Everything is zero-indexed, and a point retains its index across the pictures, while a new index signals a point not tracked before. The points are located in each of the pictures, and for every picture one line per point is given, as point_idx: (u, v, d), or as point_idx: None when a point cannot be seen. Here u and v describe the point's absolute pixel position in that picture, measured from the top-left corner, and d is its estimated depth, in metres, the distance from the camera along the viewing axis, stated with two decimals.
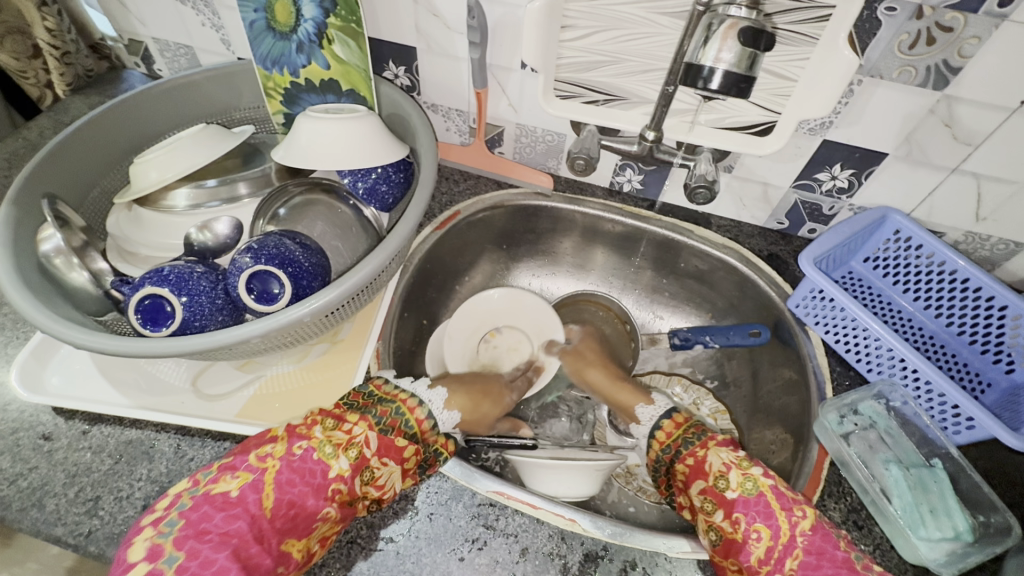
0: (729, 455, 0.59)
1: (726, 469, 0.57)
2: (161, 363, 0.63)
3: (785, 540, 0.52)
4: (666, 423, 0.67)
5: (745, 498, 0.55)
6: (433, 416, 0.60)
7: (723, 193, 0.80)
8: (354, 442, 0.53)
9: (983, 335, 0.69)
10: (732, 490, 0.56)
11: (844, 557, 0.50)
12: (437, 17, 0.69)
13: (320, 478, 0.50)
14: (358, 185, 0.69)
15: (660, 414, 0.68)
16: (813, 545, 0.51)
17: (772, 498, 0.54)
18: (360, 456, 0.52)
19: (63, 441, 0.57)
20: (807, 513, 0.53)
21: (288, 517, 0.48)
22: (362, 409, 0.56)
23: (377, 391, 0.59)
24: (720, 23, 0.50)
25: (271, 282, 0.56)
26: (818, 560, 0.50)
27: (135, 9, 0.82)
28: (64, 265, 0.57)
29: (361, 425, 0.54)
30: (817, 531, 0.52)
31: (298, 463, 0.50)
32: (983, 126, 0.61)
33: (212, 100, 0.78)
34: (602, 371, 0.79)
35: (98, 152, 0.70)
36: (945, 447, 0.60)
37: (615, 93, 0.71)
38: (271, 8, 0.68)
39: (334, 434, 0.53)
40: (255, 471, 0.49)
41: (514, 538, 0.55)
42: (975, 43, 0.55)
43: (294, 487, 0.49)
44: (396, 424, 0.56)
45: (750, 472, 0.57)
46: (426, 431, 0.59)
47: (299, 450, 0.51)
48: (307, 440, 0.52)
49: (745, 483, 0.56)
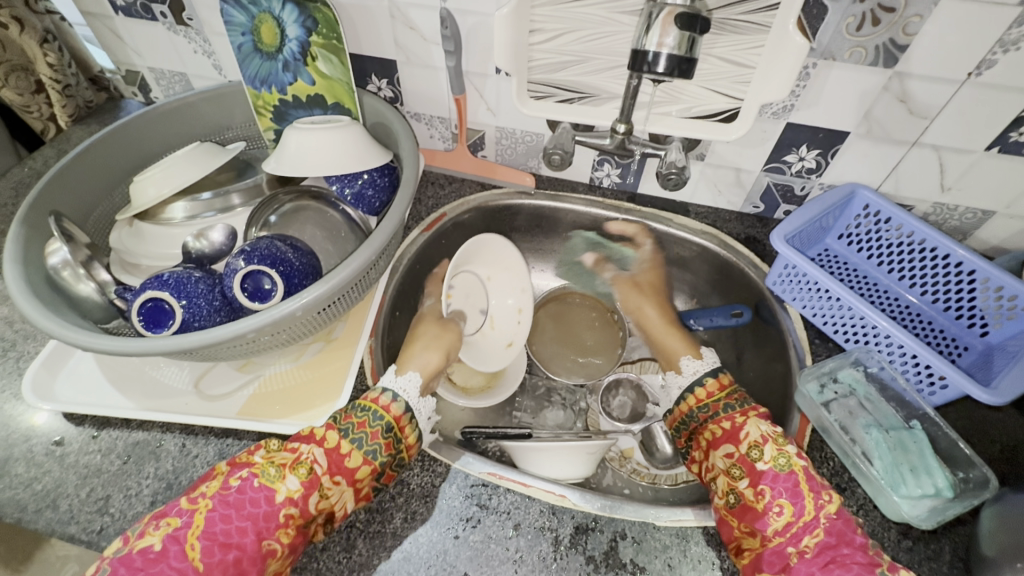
0: (768, 429, 0.59)
1: (763, 441, 0.58)
2: (165, 368, 0.66)
3: (806, 520, 0.53)
4: (711, 381, 0.66)
5: (776, 473, 0.56)
6: (409, 408, 0.60)
7: (698, 182, 0.83)
8: (301, 462, 0.54)
9: (956, 301, 0.71)
10: (763, 461, 0.57)
11: (862, 542, 0.51)
12: (414, 30, 0.73)
13: (266, 506, 0.50)
14: (345, 191, 0.72)
15: (705, 368, 0.68)
16: (833, 529, 0.52)
17: (802, 479, 0.55)
18: (309, 474, 0.53)
19: (75, 446, 0.60)
20: (833, 498, 0.54)
21: (227, 563, 0.48)
22: (331, 423, 0.57)
23: (341, 416, 0.58)
24: (659, 12, 0.53)
25: (263, 279, 0.59)
26: (837, 541, 0.51)
27: (132, 41, 0.87)
28: (72, 277, 0.61)
29: (311, 444, 0.55)
30: (839, 516, 0.53)
31: (232, 497, 0.50)
32: (937, 100, 0.64)
33: (205, 121, 0.83)
34: (656, 310, 0.84)
35: (99, 174, 0.74)
36: (922, 409, 0.62)
37: (586, 91, 0.74)
38: (257, 31, 0.73)
39: (279, 456, 0.54)
40: (184, 515, 0.49)
41: (507, 515, 0.57)
42: (917, 21, 0.58)
43: (228, 522, 0.49)
44: (362, 423, 0.57)
45: (785, 448, 0.57)
46: (404, 424, 0.59)
47: (238, 481, 0.52)
48: (249, 468, 0.53)
49: (779, 458, 0.57)
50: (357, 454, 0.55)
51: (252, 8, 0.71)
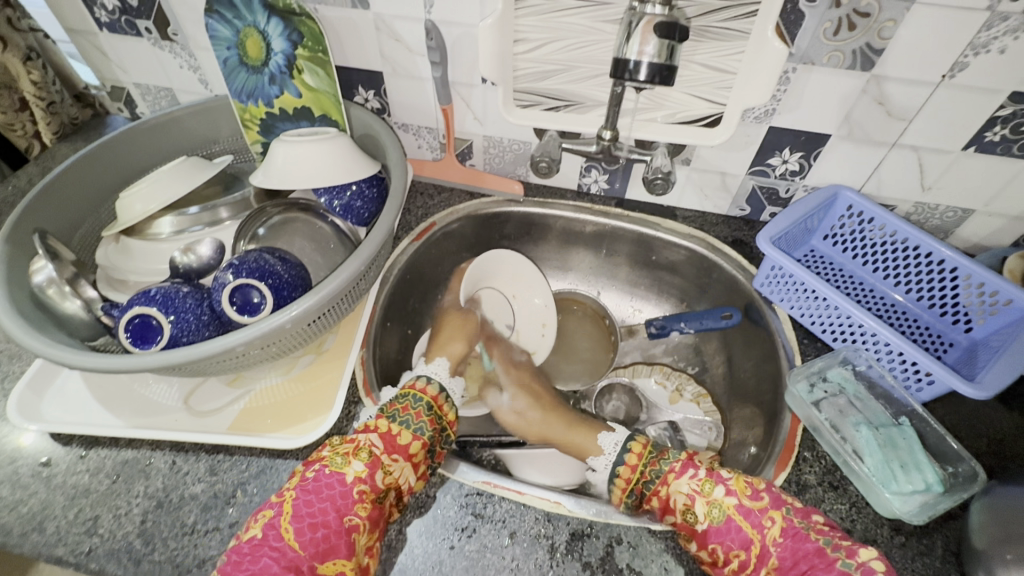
0: (691, 485, 0.56)
1: (690, 503, 0.55)
2: (154, 385, 0.66)
3: (758, 552, 0.52)
4: (623, 469, 0.61)
5: (716, 528, 0.53)
6: (443, 389, 0.65)
7: (685, 186, 0.84)
8: (362, 447, 0.56)
9: (940, 298, 0.72)
10: (701, 522, 0.54)
11: (817, 547, 0.50)
12: (400, 42, 0.73)
13: (341, 487, 0.52)
14: (334, 203, 0.72)
15: (623, 438, 0.65)
16: (785, 550, 0.51)
17: (741, 520, 0.53)
18: (371, 456, 0.55)
19: (62, 466, 0.59)
20: (775, 519, 0.53)
21: (318, 540, 0.50)
22: (380, 413, 0.60)
23: (388, 407, 0.61)
24: (639, 22, 0.54)
25: (251, 292, 0.59)
26: (796, 561, 0.50)
27: (117, 57, 0.87)
28: (57, 295, 0.60)
29: (366, 432, 0.57)
30: (787, 534, 0.52)
31: (311, 484, 0.53)
32: (913, 101, 0.65)
33: (191, 136, 0.82)
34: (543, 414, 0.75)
35: (84, 191, 0.74)
36: (909, 405, 0.63)
37: (572, 99, 0.75)
38: (242, 45, 0.73)
39: (342, 448, 0.56)
40: (274, 506, 0.52)
41: (502, 523, 0.57)
42: (892, 25, 0.59)
43: (311, 506, 0.51)
44: (407, 406, 0.61)
45: (714, 497, 0.55)
46: (442, 404, 0.64)
47: (313, 471, 0.54)
48: (319, 461, 0.55)
49: (712, 511, 0.54)
50: (408, 431, 0.58)
51: (237, 22, 0.71)
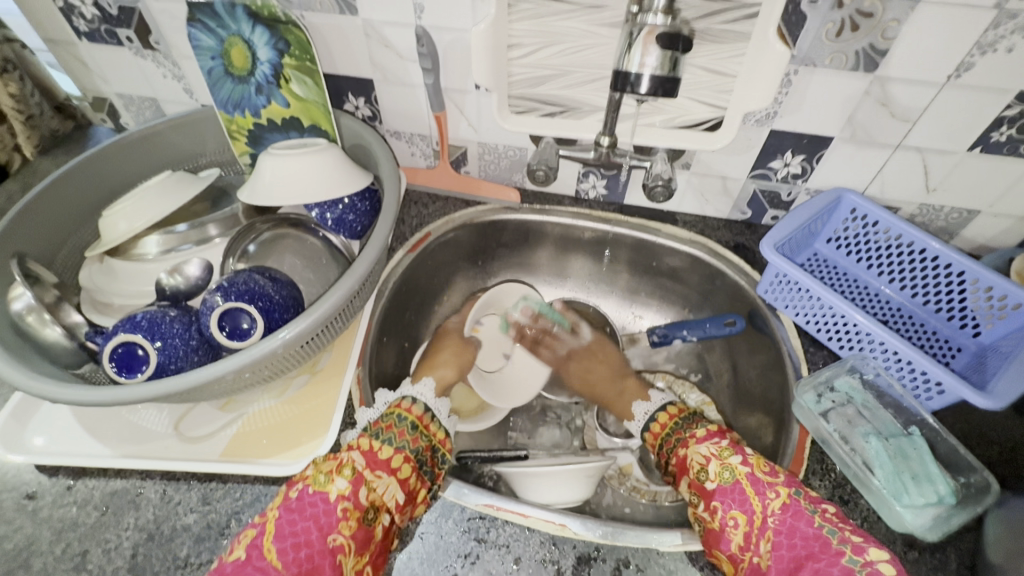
0: (710, 448, 0.60)
1: (706, 461, 0.60)
2: (143, 411, 0.63)
3: (758, 522, 0.54)
4: (655, 424, 0.70)
5: (722, 487, 0.57)
6: (429, 407, 0.64)
7: (685, 191, 0.82)
8: (345, 465, 0.55)
9: (947, 302, 0.71)
10: (711, 480, 0.58)
11: (816, 532, 0.51)
12: (390, 48, 0.71)
13: (324, 505, 0.52)
14: (326, 216, 0.69)
15: (654, 408, 0.72)
16: (783, 524, 0.53)
17: (747, 484, 0.56)
18: (354, 473, 0.55)
19: (47, 499, 0.57)
20: (780, 493, 0.54)
21: (301, 560, 0.50)
22: (363, 434, 0.59)
23: (374, 427, 0.60)
24: (639, 32, 0.52)
25: (241, 317, 0.57)
26: (790, 538, 0.52)
27: (97, 67, 0.84)
28: (37, 322, 0.58)
29: (348, 450, 0.57)
30: (788, 509, 0.53)
31: (294, 503, 0.52)
32: (918, 102, 0.64)
33: (176, 149, 0.80)
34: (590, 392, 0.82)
35: (65, 209, 0.71)
36: (919, 415, 0.62)
37: (568, 105, 0.73)
38: (226, 55, 0.71)
39: (325, 467, 0.55)
40: (257, 525, 0.51)
41: (506, 548, 0.55)
42: (895, 25, 0.58)
43: (295, 525, 0.51)
44: (391, 424, 0.60)
45: (729, 461, 0.58)
46: (427, 421, 0.63)
47: (296, 491, 0.53)
48: (302, 482, 0.54)
49: (723, 472, 0.58)
50: (391, 449, 0.58)
51: (221, 32, 0.69)
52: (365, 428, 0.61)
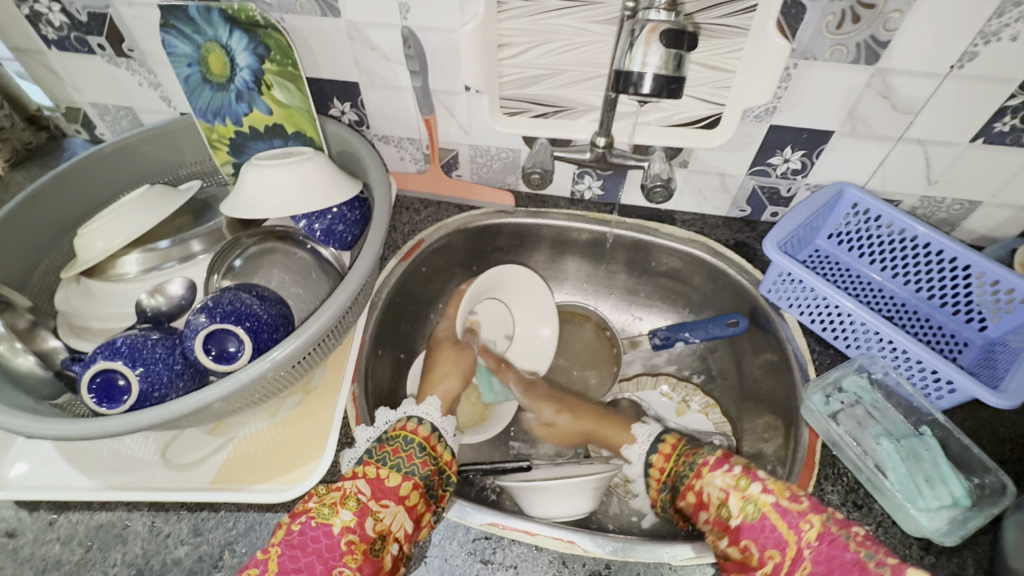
0: (726, 479, 0.56)
1: (725, 495, 0.55)
2: (128, 437, 0.60)
3: (793, 554, 0.50)
4: (656, 458, 0.65)
5: (749, 523, 0.53)
6: (436, 428, 0.61)
7: (683, 189, 0.80)
8: (349, 495, 0.52)
9: (952, 296, 0.70)
10: (734, 517, 0.54)
11: (853, 558, 0.47)
12: (375, 50, 0.68)
13: (327, 539, 0.49)
14: (314, 227, 0.65)
15: (658, 430, 0.68)
16: (820, 555, 0.49)
17: (777, 518, 0.52)
18: (359, 504, 0.52)
19: (29, 536, 0.55)
20: (813, 522, 0.50)
21: None
22: (368, 458, 0.56)
23: (377, 449, 0.57)
24: (641, 29, 0.50)
25: (227, 341, 0.54)
26: (828, 569, 0.48)
27: (68, 76, 0.80)
28: (7, 351, 0.55)
29: (352, 478, 0.54)
30: (824, 539, 0.49)
31: (297, 538, 0.50)
32: (920, 94, 0.62)
33: (154, 160, 0.77)
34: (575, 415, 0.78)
35: (37, 229, 0.68)
36: (930, 414, 0.60)
37: (562, 105, 0.71)
38: (204, 61, 0.68)
39: (328, 496, 0.53)
40: (259, 564, 0.49)
41: (514, 569, 0.53)
42: (898, 16, 0.56)
43: (299, 561, 0.48)
44: (395, 447, 0.57)
45: (750, 493, 0.54)
46: (434, 442, 0.61)
47: (299, 524, 0.51)
48: (306, 512, 0.52)
49: (746, 506, 0.54)
50: (399, 477, 0.55)
51: (197, 38, 0.66)
52: (366, 452, 0.58)
